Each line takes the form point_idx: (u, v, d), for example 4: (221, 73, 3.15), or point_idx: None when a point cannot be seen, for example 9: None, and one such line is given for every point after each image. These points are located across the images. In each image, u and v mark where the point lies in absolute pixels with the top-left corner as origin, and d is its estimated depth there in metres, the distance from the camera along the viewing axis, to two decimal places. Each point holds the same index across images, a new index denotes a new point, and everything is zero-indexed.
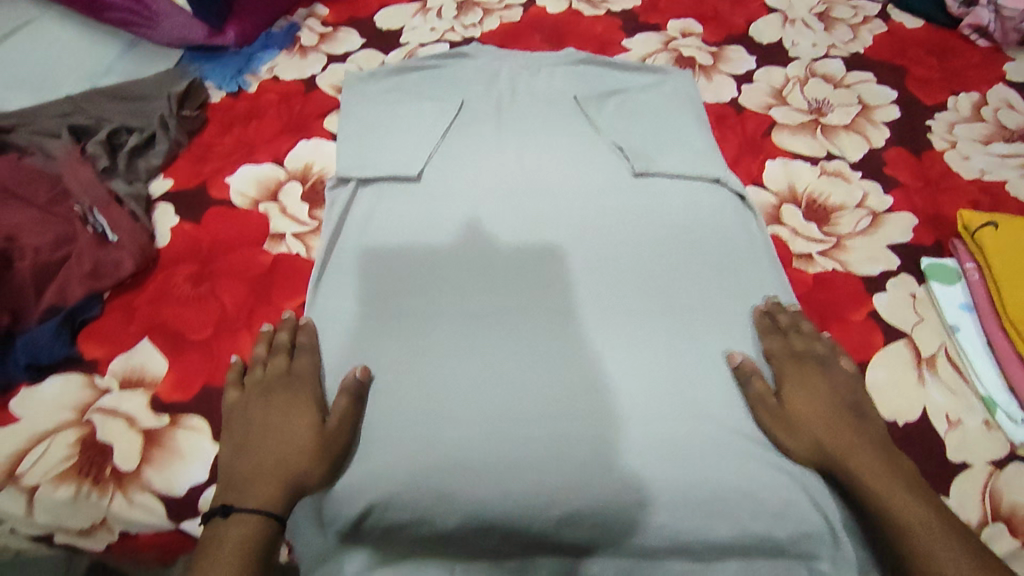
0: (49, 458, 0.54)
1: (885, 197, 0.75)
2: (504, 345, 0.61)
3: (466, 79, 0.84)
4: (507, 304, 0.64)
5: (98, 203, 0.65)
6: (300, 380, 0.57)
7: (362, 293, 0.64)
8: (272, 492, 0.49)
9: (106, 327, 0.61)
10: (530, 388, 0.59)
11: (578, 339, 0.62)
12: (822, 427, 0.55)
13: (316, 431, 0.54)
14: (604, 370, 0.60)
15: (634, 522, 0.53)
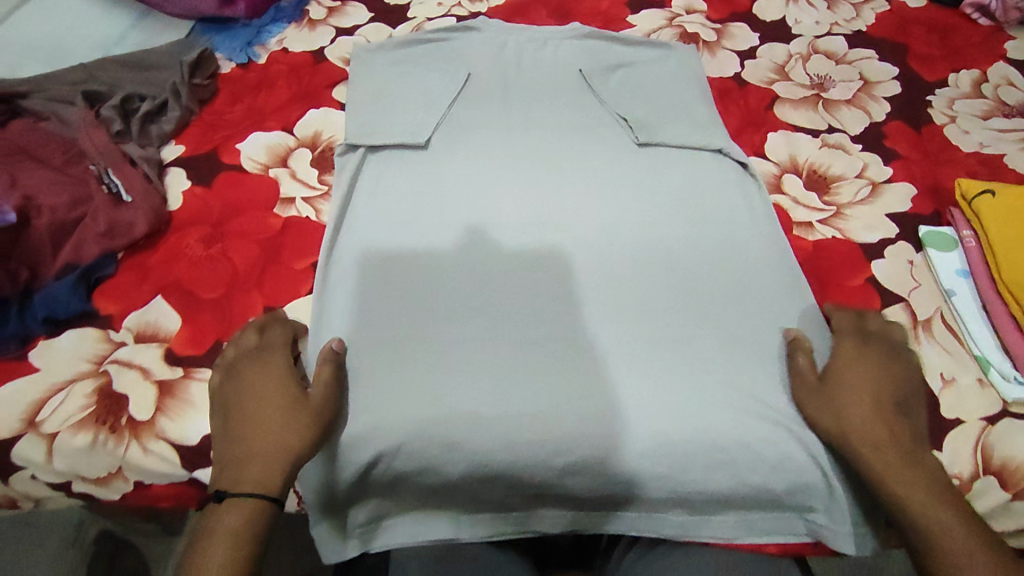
0: (68, 407, 0.55)
1: (884, 169, 0.76)
2: (510, 305, 0.63)
3: (473, 52, 0.85)
4: (512, 267, 0.65)
5: (113, 164, 0.67)
6: (271, 354, 0.56)
7: (370, 255, 0.65)
8: (265, 474, 0.48)
9: (121, 284, 0.62)
10: (535, 345, 0.60)
11: (583, 300, 0.63)
12: (856, 405, 0.54)
13: (295, 404, 0.52)
14: (608, 330, 0.61)
15: (635, 472, 0.55)
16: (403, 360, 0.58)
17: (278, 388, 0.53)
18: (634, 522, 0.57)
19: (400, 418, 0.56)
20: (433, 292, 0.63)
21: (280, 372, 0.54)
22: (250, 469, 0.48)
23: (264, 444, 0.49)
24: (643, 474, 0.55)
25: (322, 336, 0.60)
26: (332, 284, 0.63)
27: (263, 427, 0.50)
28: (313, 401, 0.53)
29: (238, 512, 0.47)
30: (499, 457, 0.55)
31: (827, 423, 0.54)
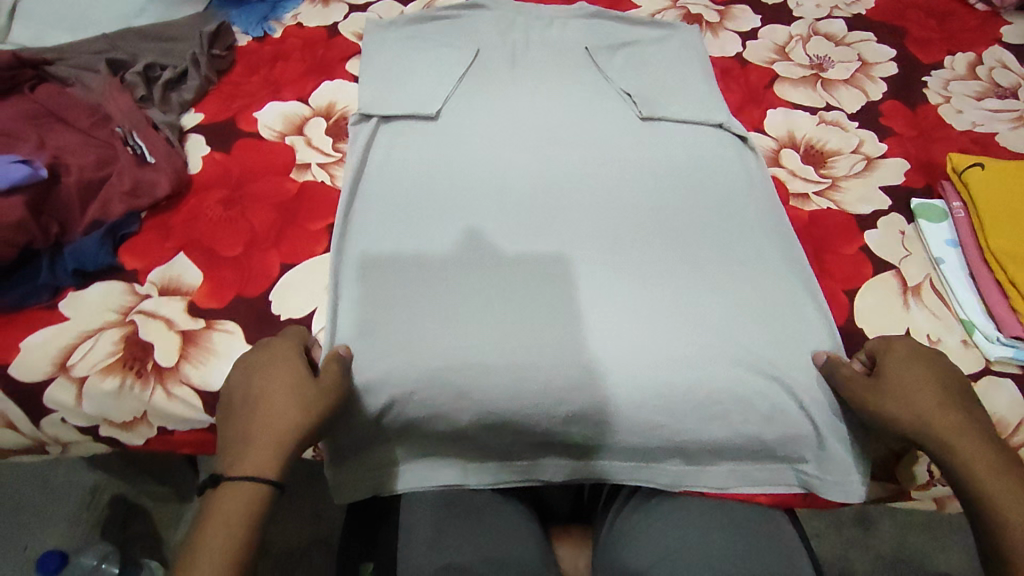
0: (96, 353, 0.58)
1: (880, 145, 0.78)
2: (517, 267, 0.65)
3: (483, 29, 0.87)
4: (520, 232, 0.68)
5: (137, 128, 0.69)
6: (283, 343, 0.56)
7: (384, 219, 0.68)
8: (269, 457, 0.49)
9: (145, 241, 0.65)
10: (541, 303, 0.63)
11: (587, 263, 0.66)
12: (932, 395, 0.53)
13: (306, 390, 0.53)
14: (610, 290, 0.64)
15: (634, 422, 0.59)
16: (416, 315, 0.61)
17: (290, 375, 0.53)
18: (631, 471, 0.61)
19: (412, 367, 0.59)
20: (442, 267, 0.65)
21: (292, 360, 0.55)
22: (255, 452, 0.49)
23: (272, 430, 0.50)
24: (641, 423, 0.59)
25: (338, 292, 0.63)
26: (346, 245, 0.66)
27: (274, 413, 0.51)
28: (325, 389, 0.54)
29: (240, 493, 0.47)
30: (505, 406, 0.58)
31: (901, 418, 0.53)
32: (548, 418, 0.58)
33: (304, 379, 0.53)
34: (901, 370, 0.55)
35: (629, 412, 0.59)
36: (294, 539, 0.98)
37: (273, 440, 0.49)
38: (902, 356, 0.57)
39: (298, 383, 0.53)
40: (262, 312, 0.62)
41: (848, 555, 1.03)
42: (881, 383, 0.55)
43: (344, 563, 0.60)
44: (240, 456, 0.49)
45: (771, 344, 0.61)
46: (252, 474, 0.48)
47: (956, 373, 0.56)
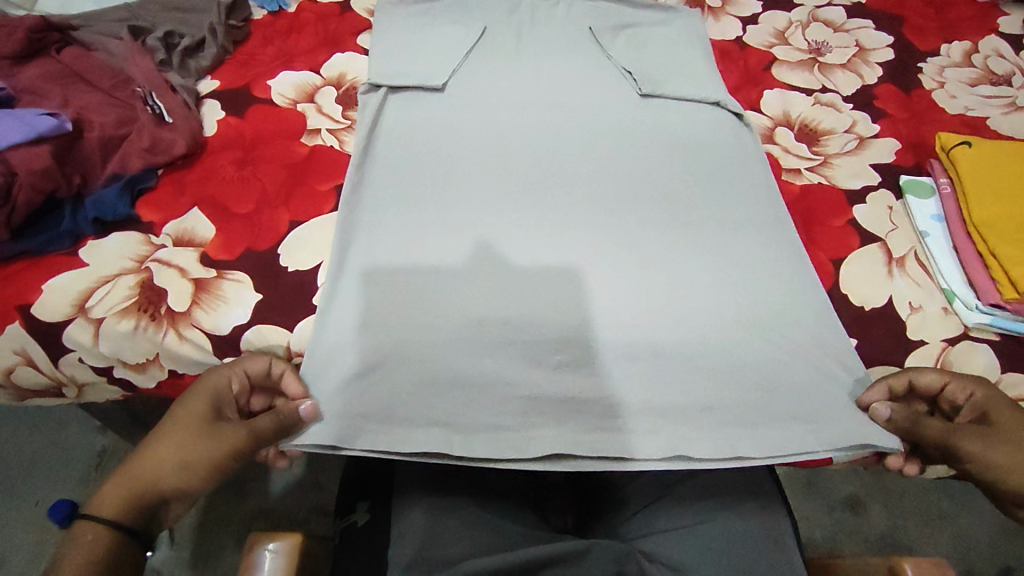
0: (114, 296, 0.61)
1: (872, 126, 0.80)
2: (518, 230, 0.69)
3: (490, 8, 0.90)
4: (518, 200, 0.71)
5: (157, 89, 0.73)
6: (204, 379, 0.56)
7: (391, 188, 0.70)
8: (124, 501, 0.51)
9: (162, 196, 0.68)
10: (535, 265, 0.66)
11: (582, 231, 0.69)
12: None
13: (199, 442, 0.52)
14: (604, 257, 0.67)
15: (624, 374, 0.61)
16: (416, 272, 0.65)
17: (192, 420, 0.53)
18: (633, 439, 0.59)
19: (411, 319, 0.62)
20: (443, 235, 0.67)
21: (204, 400, 0.55)
22: (114, 493, 0.51)
23: (142, 472, 0.52)
24: (632, 377, 0.61)
25: (344, 252, 0.65)
26: (352, 228, 0.67)
27: (151, 455, 0.52)
28: (225, 443, 0.52)
29: (90, 541, 0.49)
30: (499, 356, 0.61)
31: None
32: (542, 369, 0.61)
33: (208, 424, 0.53)
34: (1006, 419, 0.55)
35: (619, 366, 0.62)
36: (293, 505, 1.00)
37: (138, 485, 0.51)
38: (992, 402, 0.57)
39: (199, 428, 0.53)
40: (271, 263, 0.65)
41: (838, 538, 1.04)
42: (994, 438, 0.55)
43: (342, 500, 0.61)
44: (104, 493, 0.51)
45: (756, 307, 0.64)
46: (99, 517, 0.50)
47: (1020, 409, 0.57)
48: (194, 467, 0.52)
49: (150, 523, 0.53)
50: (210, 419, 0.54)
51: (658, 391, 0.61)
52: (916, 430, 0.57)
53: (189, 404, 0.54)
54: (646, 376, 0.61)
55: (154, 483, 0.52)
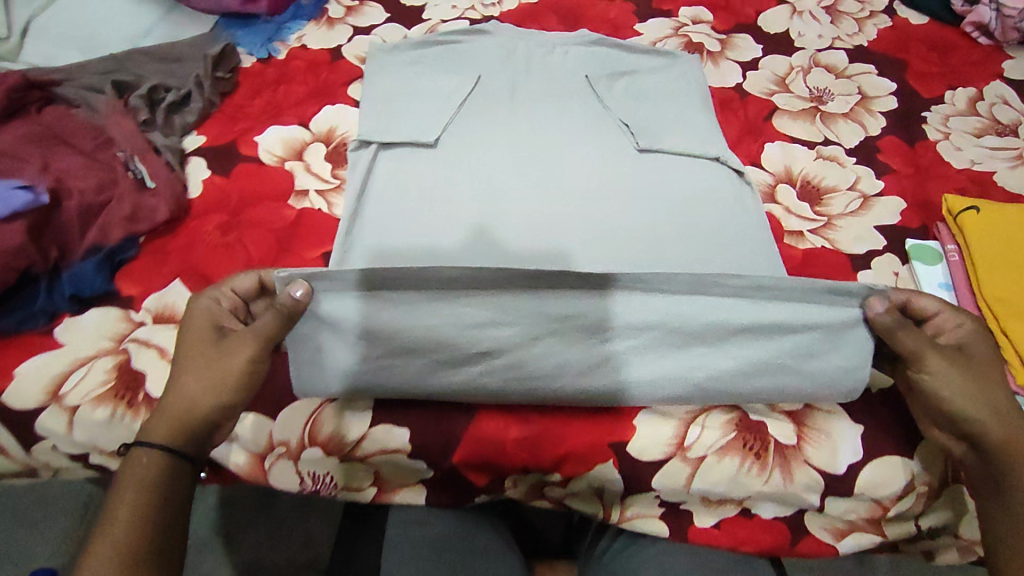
0: (89, 382, 0.58)
1: (876, 182, 0.78)
2: (524, 244, 0.71)
3: (485, 58, 0.89)
4: (519, 242, 0.71)
5: (138, 152, 0.70)
6: (196, 304, 0.56)
7: (395, 191, 0.74)
8: (169, 433, 0.51)
9: (143, 267, 0.66)
10: (527, 254, 0.70)
11: (587, 235, 0.72)
12: (1005, 395, 0.53)
13: (218, 363, 0.52)
14: (591, 244, 0.71)
15: (653, 387, 0.56)
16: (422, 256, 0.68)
17: (201, 345, 0.54)
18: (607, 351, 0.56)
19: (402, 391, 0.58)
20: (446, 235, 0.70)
21: (204, 322, 0.55)
22: (159, 425, 0.51)
23: (176, 408, 0.52)
24: (657, 393, 0.56)
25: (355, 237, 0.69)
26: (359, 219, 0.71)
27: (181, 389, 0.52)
28: (241, 355, 0.53)
29: (143, 467, 0.50)
30: None
31: (974, 410, 0.52)
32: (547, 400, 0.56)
33: (216, 344, 0.53)
34: (978, 353, 0.54)
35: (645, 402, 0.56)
36: None
37: (175, 413, 0.51)
38: (976, 339, 0.55)
39: (210, 349, 0.53)
40: None
41: None
42: (960, 362, 0.53)
43: None
44: (147, 431, 0.51)
45: None
46: (148, 450, 0.50)
47: (994, 363, 0.54)
48: (223, 387, 0.52)
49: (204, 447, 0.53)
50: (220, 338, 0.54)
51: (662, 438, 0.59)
52: (893, 337, 0.53)
53: (197, 335, 0.54)
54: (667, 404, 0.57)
55: (190, 416, 0.52)
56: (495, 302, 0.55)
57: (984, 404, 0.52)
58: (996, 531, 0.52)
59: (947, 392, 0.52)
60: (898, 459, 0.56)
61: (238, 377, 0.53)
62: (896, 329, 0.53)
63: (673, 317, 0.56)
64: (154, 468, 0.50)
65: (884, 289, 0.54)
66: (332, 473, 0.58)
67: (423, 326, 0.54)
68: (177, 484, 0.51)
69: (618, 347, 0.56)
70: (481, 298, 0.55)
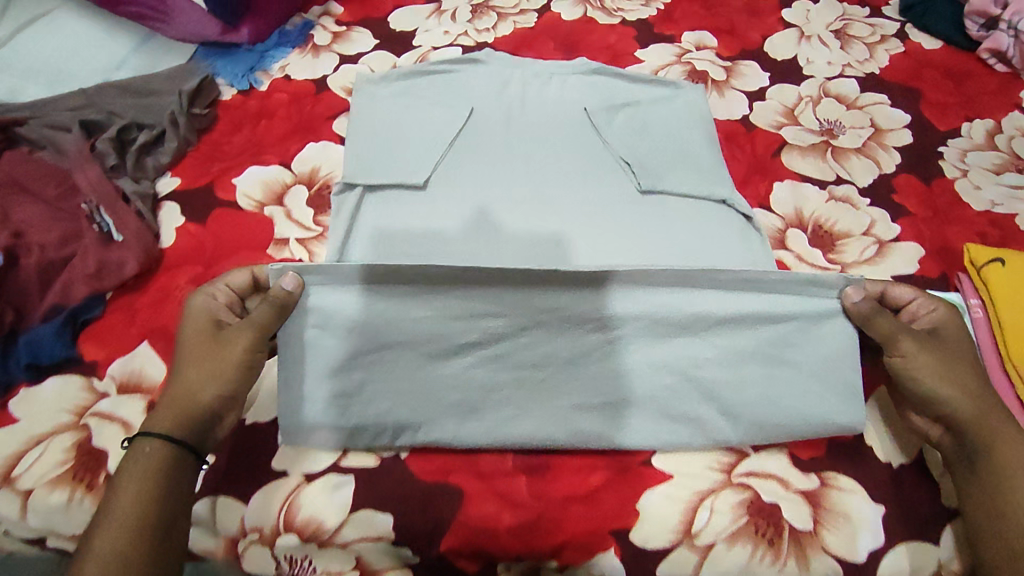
0: (45, 462, 0.54)
1: (893, 226, 0.74)
2: (525, 228, 0.72)
3: (478, 88, 0.84)
4: (522, 225, 0.72)
5: (105, 202, 0.66)
6: (194, 300, 0.58)
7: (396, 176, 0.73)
8: (174, 422, 0.53)
9: (107, 328, 0.61)
10: (526, 236, 0.72)
11: (588, 226, 0.73)
12: (977, 377, 0.57)
13: (219, 353, 0.54)
14: (591, 229, 0.72)
15: (650, 371, 0.58)
16: (424, 242, 0.70)
17: (200, 337, 0.55)
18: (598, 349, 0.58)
19: (388, 435, 0.56)
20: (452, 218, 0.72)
21: (203, 319, 0.57)
22: (163, 415, 0.53)
23: (179, 397, 0.53)
24: (652, 379, 0.58)
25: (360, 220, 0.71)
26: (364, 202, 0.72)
27: (184, 380, 0.54)
28: (240, 344, 0.55)
29: (145, 456, 0.51)
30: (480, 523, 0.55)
31: (944, 386, 0.55)
32: (545, 393, 0.57)
33: (215, 336, 0.55)
34: (951, 337, 0.59)
35: (644, 389, 0.58)
36: None
37: (178, 403, 0.53)
38: (947, 325, 0.59)
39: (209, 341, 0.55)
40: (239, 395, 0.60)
41: None
42: (933, 345, 0.57)
43: None
44: (151, 421, 0.53)
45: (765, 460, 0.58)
46: (154, 438, 0.51)
47: (966, 347, 0.59)
48: (224, 375, 0.54)
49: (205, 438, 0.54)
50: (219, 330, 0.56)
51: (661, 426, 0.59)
52: (869, 324, 0.57)
53: (197, 329, 0.56)
54: (665, 394, 0.58)
55: (193, 406, 0.53)
56: (485, 294, 0.57)
57: (955, 380, 0.56)
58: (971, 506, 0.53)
59: (919, 371, 0.56)
60: (911, 546, 0.53)
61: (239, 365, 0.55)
62: (868, 317, 0.57)
63: (664, 307, 0.58)
64: (160, 456, 0.51)
65: (859, 280, 0.57)
66: (310, 557, 0.54)
67: (412, 322, 0.56)
68: (181, 473, 0.52)
69: (618, 337, 0.58)
70: (470, 294, 0.57)
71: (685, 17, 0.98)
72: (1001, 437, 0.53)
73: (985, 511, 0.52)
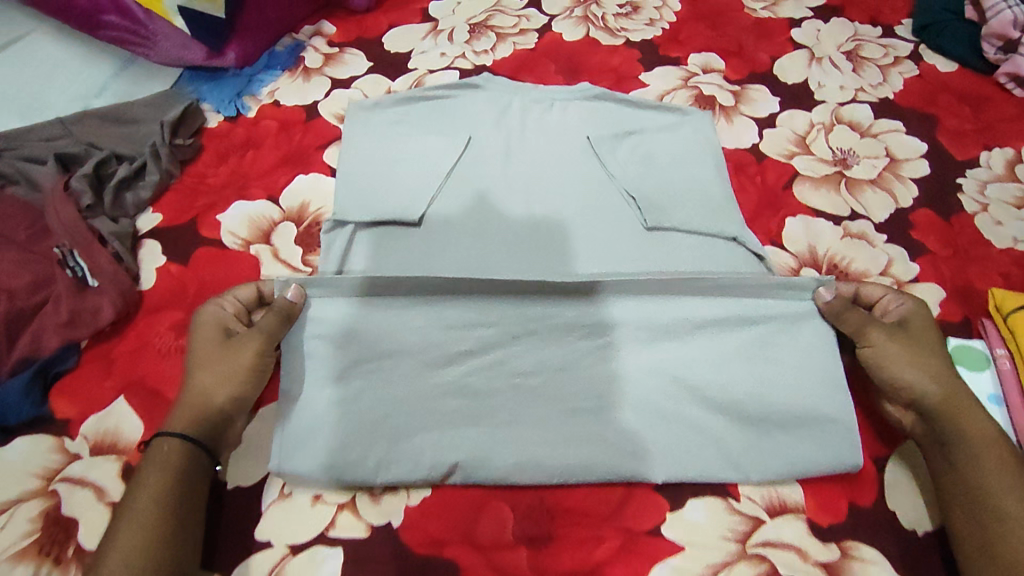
0: (11, 533, 0.51)
1: (912, 265, 0.71)
2: (528, 209, 0.73)
3: (477, 114, 0.79)
4: (525, 209, 0.73)
5: (80, 245, 0.62)
6: (202, 310, 0.60)
7: (405, 165, 0.74)
8: (190, 422, 0.54)
9: (80, 381, 0.58)
10: (523, 232, 0.71)
11: (594, 216, 0.73)
12: (948, 366, 0.58)
13: (230, 356, 0.57)
14: (591, 222, 0.72)
15: (640, 374, 0.60)
16: (425, 241, 0.70)
17: (210, 344, 0.58)
18: (598, 346, 0.61)
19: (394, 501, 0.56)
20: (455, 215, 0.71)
21: (213, 327, 0.59)
22: (179, 418, 0.55)
23: (194, 400, 0.55)
24: (640, 371, 0.61)
25: (362, 205, 0.70)
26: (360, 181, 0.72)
27: (197, 383, 0.56)
28: (250, 348, 0.57)
29: (165, 453, 0.52)
30: None
31: (914, 374, 0.57)
32: (536, 399, 0.60)
33: (225, 342, 0.58)
34: (921, 327, 0.60)
35: (638, 405, 0.60)
36: None
37: (193, 407, 0.55)
38: (919, 317, 0.61)
39: (219, 347, 0.58)
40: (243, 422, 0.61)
41: None
42: (900, 335, 0.59)
43: None
44: (166, 424, 0.55)
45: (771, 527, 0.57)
46: (170, 437, 0.53)
47: (938, 338, 0.60)
48: (237, 378, 0.57)
49: (219, 439, 0.56)
50: (228, 337, 0.59)
51: (664, 430, 0.59)
52: (839, 321, 0.60)
53: (206, 336, 0.58)
54: (654, 396, 0.60)
55: (206, 407, 0.55)
56: (478, 306, 0.62)
57: (926, 369, 0.57)
58: (951, 501, 0.53)
59: (890, 362, 0.58)
60: None
61: (250, 367, 0.57)
62: (839, 316, 0.60)
63: (653, 313, 0.62)
64: (178, 452, 0.53)
65: (832, 280, 0.62)
66: None
67: (411, 330, 0.61)
68: (198, 470, 0.53)
69: (611, 337, 0.61)
70: (469, 299, 0.62)
71: (691, 37, 0.95)
72: (975, 426, 0.54)
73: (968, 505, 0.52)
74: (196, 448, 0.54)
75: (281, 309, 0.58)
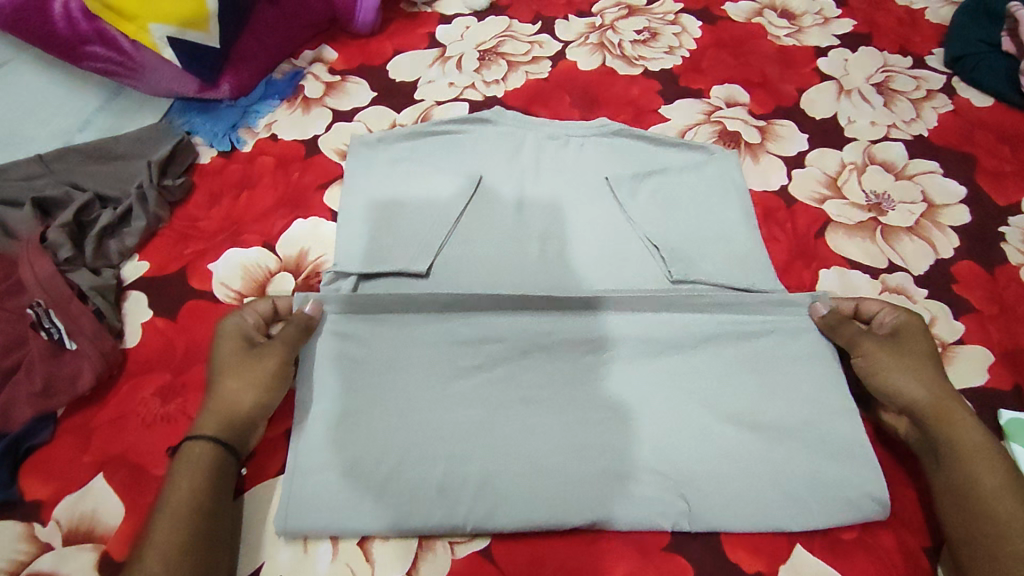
0: None
1: (955, 325, 0.67)
2: (540, 193, 0.72)
3: (487, 151, 0.74)
4: (534, 206, 0.71)
5: (57, 304, 0.57)
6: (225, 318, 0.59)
7: (414, 188, 0.70)
8: (217, 424, 0.53)
9: (52, 457, 0.54)
10: (536, 265, 0.67)
11: (616, 222, 0.70)
12: (942, 377, 0.57)
13: (253, 363, 0.56)
14: (601, 265, 0.68)
15: (647, 399, 0.59)
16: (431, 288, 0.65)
17: (233, 352, 0.56)
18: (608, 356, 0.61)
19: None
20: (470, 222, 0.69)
21: (235, 334, 0.58)
22: (207, 421, 0.54)
23: (221, 404, 0.54)
24: (642, 386, 0.60)
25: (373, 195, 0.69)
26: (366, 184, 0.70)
27: (222, 389, 0.55)
28: (272, 355, 0.56)
29: (195, 455, 0.51)
30: None
31: (902, 384, 0.56)
32: (552, 457, 0.56)
33: (248, 349, 0.57)
34: (913, 337, 0.59)
35: (661, 485, 0.56)
36: None
37: (220, 411, 0.54)
38: (912, 327, 0.60)
39: (242, 354, 0.56)
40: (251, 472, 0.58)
41: None
42: (894, 343, 0.59)
43: None
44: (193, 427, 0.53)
45: None
46: (199, 438, 0.52)
47: (932, 346, 0.59)
48: (261, 384, 0.55)
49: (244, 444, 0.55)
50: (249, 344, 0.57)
51: (680, 444, 0.57)
52: (832, 333, 0.61)
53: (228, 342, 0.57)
54: (676, 464, 0.57)
55: (233, 411, 0.54)
56: (486, 321, 0.61)
57: (916, 378, 0.56)
58: (949, 519, 0.53)
59: (881, 371, 0.58)
60: None
61: (273, 375, 0.56)
62: (833, 329, 0.61)
63: (654, 329, 0.62)
64: (206, 455, 0.52)
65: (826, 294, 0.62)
66: None
67: (412, 333, 0.60)
68: (226, 473, 0.52)
69: (609, 351, 0.61)
70: (480, 317, 0.61)
71: (713, 67, 0.90)
72: (966, 436, 0.53)
73: (963, 521, 0.51)
74: (225, 451, 0.53)
75: (303, 321, 0.58)
